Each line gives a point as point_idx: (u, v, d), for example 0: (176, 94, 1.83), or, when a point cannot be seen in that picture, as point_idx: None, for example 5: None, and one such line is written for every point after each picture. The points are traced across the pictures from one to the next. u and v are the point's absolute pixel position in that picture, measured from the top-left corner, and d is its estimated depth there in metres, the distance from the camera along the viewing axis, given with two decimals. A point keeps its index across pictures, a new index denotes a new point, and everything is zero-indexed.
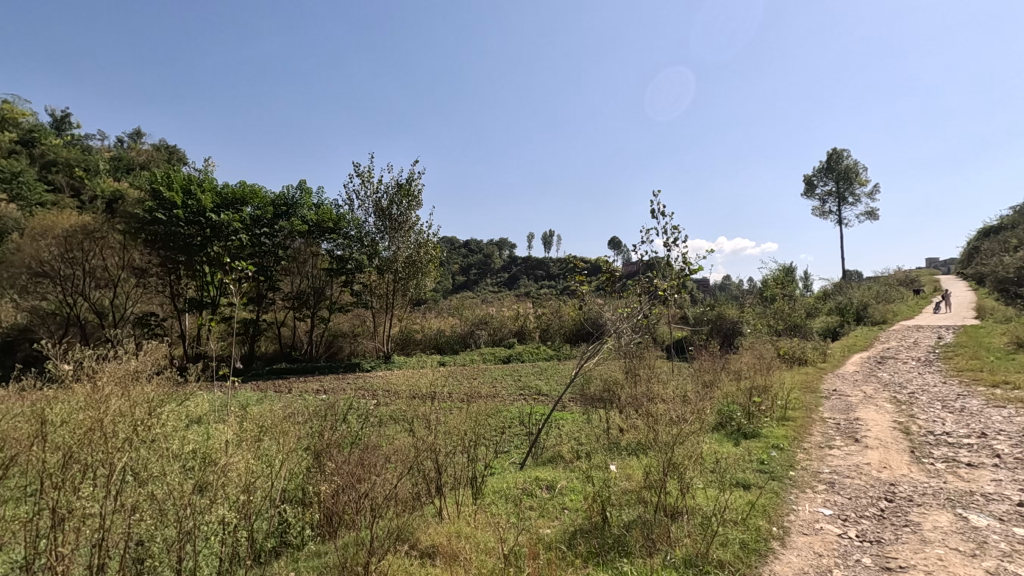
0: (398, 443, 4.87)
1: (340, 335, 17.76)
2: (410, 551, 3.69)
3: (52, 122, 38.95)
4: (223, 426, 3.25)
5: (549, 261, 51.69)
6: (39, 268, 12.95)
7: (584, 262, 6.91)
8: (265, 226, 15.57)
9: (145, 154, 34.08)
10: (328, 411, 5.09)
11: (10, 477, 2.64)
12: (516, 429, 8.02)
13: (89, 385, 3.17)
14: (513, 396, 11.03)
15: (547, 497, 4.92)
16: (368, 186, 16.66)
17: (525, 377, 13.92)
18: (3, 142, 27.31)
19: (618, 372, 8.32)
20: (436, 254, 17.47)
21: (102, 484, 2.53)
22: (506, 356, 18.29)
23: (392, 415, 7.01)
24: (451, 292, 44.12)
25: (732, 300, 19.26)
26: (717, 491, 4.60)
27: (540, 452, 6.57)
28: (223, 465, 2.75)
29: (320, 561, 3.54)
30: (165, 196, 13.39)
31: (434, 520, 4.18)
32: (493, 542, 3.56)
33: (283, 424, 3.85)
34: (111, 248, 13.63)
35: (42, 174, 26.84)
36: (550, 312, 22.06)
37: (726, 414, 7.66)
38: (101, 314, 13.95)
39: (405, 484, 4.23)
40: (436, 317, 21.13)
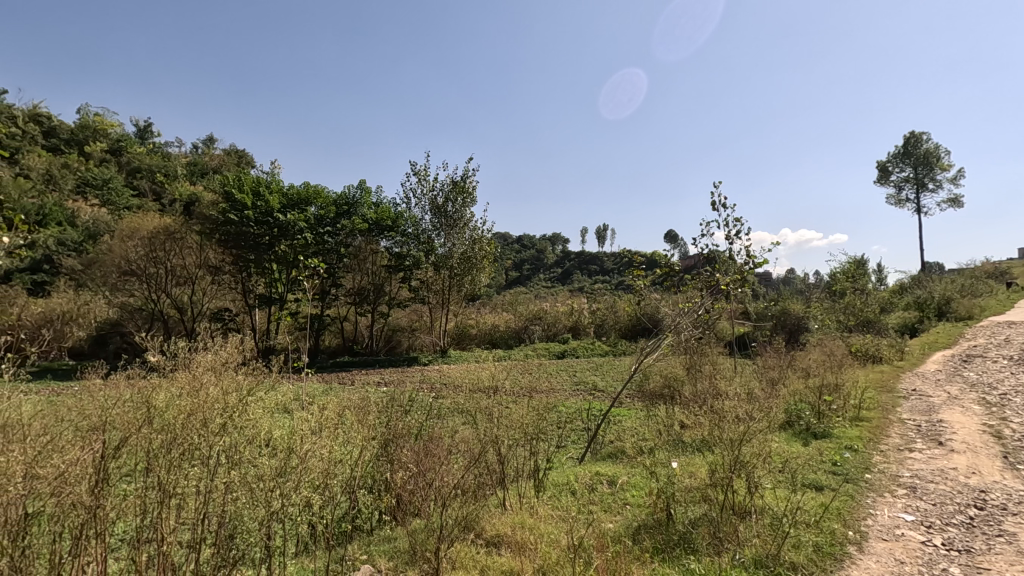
0: (462, 435, 4.98)
1: (399, 330, 18.29)
2: (476, 539, 3.80)
3: (136, 132, 42.01)
4: (305, 414, 3.49)
5: (602, 256, 51.02)
6: (127, 267, 14.08)
7: (642, 256, 6.82)
8: (328, 225, 16.24)
9: (217, 159, 36.24)
10: (393, 401, 5.29)
11: (121, 459, 2.94)
12: (574, 425, 8.01)
13: (188, 376, 3.52)
14: (570, 392, 11.03)
15: (608, 491, 4.92)
16: (424, 184, 17.08)
17: (582, 372, 13.87)
18: (95, 153, 29.79)
19: (678, 368, 8.14)
20: (491, 250, 17.68)
21: (201, 466, 2.76)
22: (560, 351, 18.30)
23: (454, 407, 7.17)
24: (505, 288, 44.50)
25: (798, 294, 18.41)
26: (787, 491, 4.45)
27: (599, 448, 6.60)
28: (305, 451, 2.93)
29: (391, 545, 3.75)
30: (237, 198, 14.26)
31: (498, 510, 4.28)
32: (559, 535, 3.61)
33: (356, 415, 4.02)
34: (189, 248, 14.68)
35: (129, 180, 29.12)
36: (605, 307, 21.82)
37: (793, 412, 7.36)
38: (181, 310, 14.94)
39: (470, 475, 4.34)
40: (491, 312, 21.36)
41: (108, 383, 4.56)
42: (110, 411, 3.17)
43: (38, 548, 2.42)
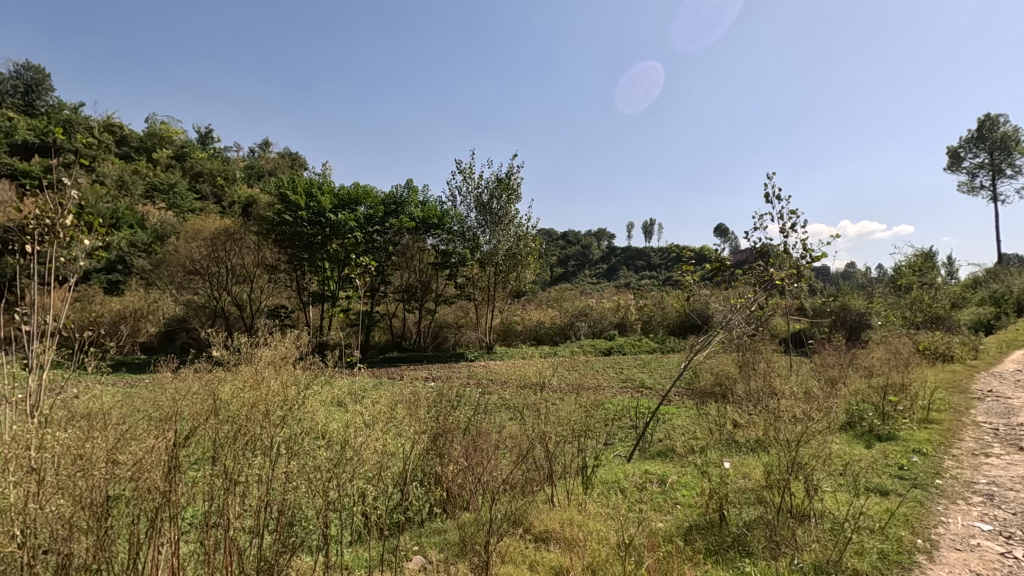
0: (510, 431, 5.01)
1: (445, 326, 18.57)
2: (524, 534, 3.83)
3: (199, 138, 44.31)
4: (358, 407, 3.59)
5: (650, 251, 50.03)
6: (192, 267, 14.88)
7: (691, 251, 6.65)
8: (377, 224, 16.67)
9: (272, 163, 37.81)
10: (441, 396, 5.37)
11: (190, 447, 3.12)
12: (622, 423, 7.91)
13: (251, 371, 3.70)
14: (616, 389, 10.91)
15: (658, 490, 4.84)
16: (470, 182, 17.25)
17: (629, 369, 13.66)
18: (162, 159, 31.57)
19: (730, 366, 7.91)
20: (536, 246, 17.68)
21: (262, 456, 2.89)
22: (607, 348, 18.10)
23: (500, 403, 7.23)
24: (550, 284, 44.39)
25: (859, 289, 17.51)
26: (848, 495, 4.25)
27: (648, 446, 6.51)
28: (360, 444, 3.01)
29: (441, 538, 3.83)
30: (291, 200, 15.00)
31: (546, 506, 4.30)
32: (609, 534, 3.57)
33: (407, 410, 4.11)
34: (248, 248, 15.40)
35: (192, 184, 30.79)
36: (653, 303, 21.43)
37: (855, 413, 7.02)
38: (241, 306, 15.62)
39: (518, 470, 4.36)
40: (536, 308, 21.33)
41: (179, 376, 4.87)
42: (180, 402, 3.37)
43: (117, 529, 2.58)
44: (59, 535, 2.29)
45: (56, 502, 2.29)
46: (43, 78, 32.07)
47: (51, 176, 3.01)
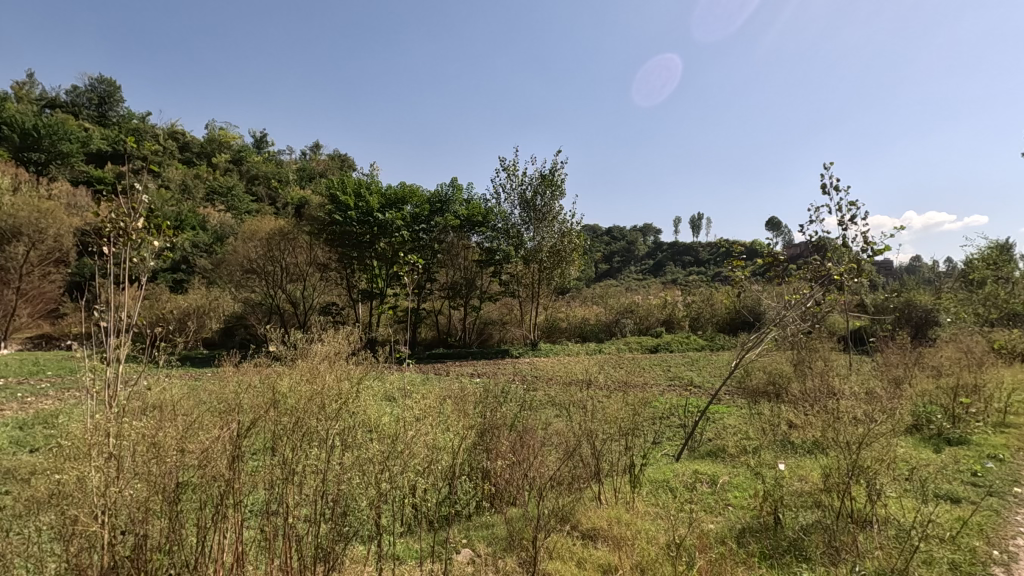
0: (557, 427, 5.02)
1: (490, 323, 18.71)
2: (571, 531, 3.83)
3: (254, 142, 46.25)
4: (409, 402, 3.68)
5: (698, 246, 48.71)
6: (249, 266, 15.58)
7: (742, 246, 6.46)
8: (423, 222, 16.94)
9: (323, 165, 39.05)
10: (488, 392, 5.42)
11: (252, 437, 3.28)
12: (670, 422, 7.76)
13: (306, 366, 3.84)
14: (663, 387, 10.73)
15: (709, 491, 4.74)
16: (513, 179, 17.31)
17: (677, 367, 13.37)
18: (220, 164, 33.11)
19: (784, 364, 7.64)
20: (580, 243, 17.55)
21: (320, 447, 3.01)
22: (654, 345, 17.78)
23: (546, 400, 7.24)
24: (594, 281, 43.99)
25: (926, 284, 16.50)
26: (915, 502, 4.04)
27: (697, 446, 6.39)
28: (411, 438, 3.08)
29: (489, 532, 3.89)
30: (341, 200, 15.58)
31: (594, 504, 4.29)
32: (658, 533, 3.53)
33: (456, 405, 4.18)
34: (301, 248, 16.00)
35: (249, 187, 32.20)
36: (701, 299, 20.91)
37: (922, 415, 6.65)
38: (295, 304, 16.22)
39: (565, 467, 4.36)
40: (581, 305, 21.18)
41: (240, 370, 5.12)
42: (243, 395, 3.55)
43: (187, 514, 2.75)
44: (135, 517, 2.47)
45: (133, 486, 2.47)
46: (113, 89, 34.15)
47: (124, 183, 3.21)
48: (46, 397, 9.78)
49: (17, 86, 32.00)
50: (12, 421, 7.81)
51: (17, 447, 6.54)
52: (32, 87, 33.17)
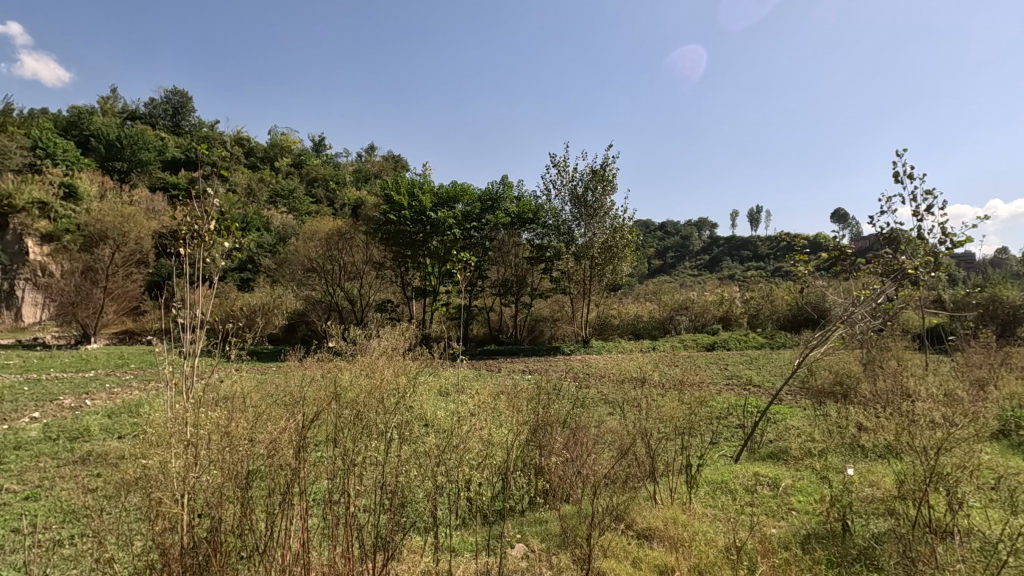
0: (611, 425, 4.97)
1: (541, 320, 18.71)
2: (626, 530, 3.79)
3: (313, 146, 48.07)
4: (464, 399, 3.74)
5: (757, 240, 46.81)
6: (310, 265, 16.27)
7: (805, 239, 6.16)
8: (474, 220, 17.15)
9: (378, 166, 40.14)
10: (540, 388, 5.43)
11: (315, 429, 3.41)
12: (727, 422, 7.53)
13: (365, 362, 3.99)
14: (720, 386, 10.42)
15: (770, 494, 4.58)
16: (564, 175, 17.24)
17: (734, 366, 12.95)
18: (283, 167, 34.59)
19: (852, 364, 7.26)
20: (633, 238, 17.19)
21: (379, 440, 3.10)
22: (710, 343, 17.27)
23: (599, 397, 7.19)
24: (648, 277, 43.08)
25: (1015, 278, 15.20)
26: (1003, 514, 3.73)
27: (756, 447, 6.19)
28: (465, 432, 3.14)
29: (543, 527, 3.93)
30: (395, 200, 16.05)
31: (650, 504, 4.24)
32: (718, 535, 3.43)
33: (510, 402, 4.22)
34: (358, 247, 16.57)
35: (309, 189, 33.53)
36: (761, 296, 20.11)
37: (1009, 421, 6.14)
38: (352, 301, 16.79)
39: (619, 465, 4.31)
40: (634, 302, 20.82)
41: (303, 364, 5.37)
42: (308, 389, 3.72)
43: (257, 500, 2.91)
44: (211, 502, 2.63)
45: (209, 473, 2.64)
46: (185, 99, 36.27)
47: (198, 188, 3.41)
48: (131, 388, 10.57)
49: (102, 100, 34.57)
50: (101, 409, 8.47)
51: (105, 434, 7.11)
52: (115, 100, 35.74)
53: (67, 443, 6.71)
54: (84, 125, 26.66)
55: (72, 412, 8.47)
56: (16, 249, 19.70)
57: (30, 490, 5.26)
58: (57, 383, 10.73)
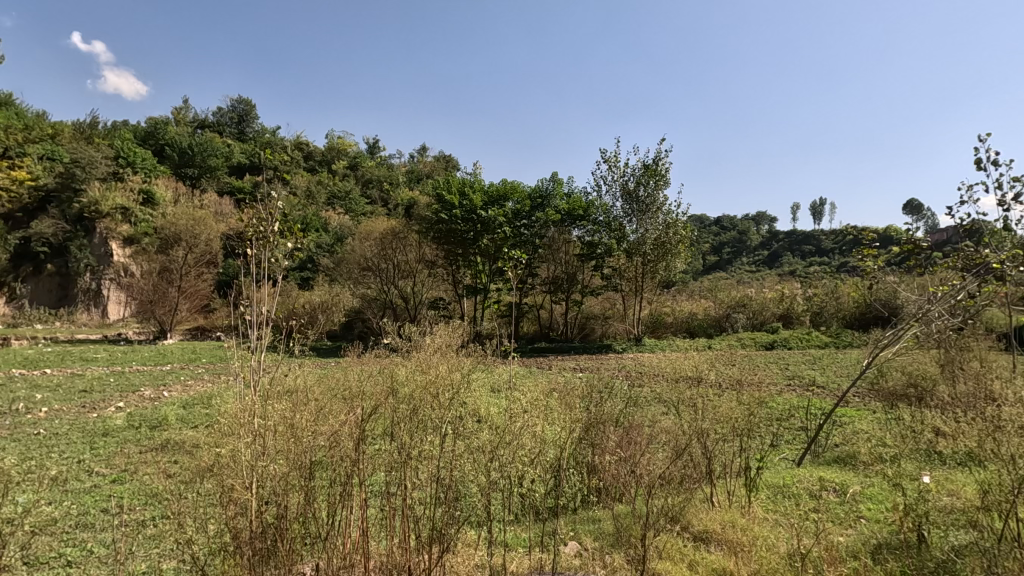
0: (666, 425, 4.87)
1: (592, 318, 18.55)
2: (682, 532, 3.73)
3: (368, 148, 49.48)
4: (517, 396, 3.78)
5: (820, 234, 44.51)
6: (366, 264, 16.79)
7: (874, 232, 5.81)
8: (524, 218, 17.22)
9: (429, 166, 40.90)
10: (592, 386, 5.39)
11: (373, 422, 3.52)
12: (789, 424, 7.22)
13: (421, 358, 4.09)
14: (781, 386, 10.01)
15: (837, 500, 4.38)
16: (615, 170, 16.99)
17: (796, 365, 12.40)
18: (339, 170, 35.81)
19: (928, 365, 6.81)
20: (687, 233, 16.72)
21: (435, 435, 3.18)
22: (769, 342, 16.60)
23: (652, 396, 7.08)
24: (702, 274, 41.88)
25: None
26: None
27: (821, 451, 5.93)
28: (519, 428, 3.16)
29: (596, 526, 3.92)
30: (447, 199, 16.32)
31: (707, 506, 4.13)
32: (779, 541, 3.32)
33: (563, 400, 4.22)
34: (411, 246, 16.97)
35: (364, 190, 34.57)
36: (825, 292, 19.14)
37: None
38: (406, 299, 17.20)
39: (674, 465, 4.22)
40: (688, 299, 20.28)
41: (362, 360, 5.57)
42: (367, 383, 3.85)
43: (320, 490, 3.04)
44: (277, 490, 2.77)
45: (276, 462, 2.79)
46: (249, 107, 38.11)
47: (263, 192, 3.59)
48: (203, 380, 11.25)
49: (176, 110, 36.84)
50: (177, 400, 9.05)
51: (181, 423, 7.59)
52: (187, 110, 38.01)
53: (149, 431, 7.21)
54: (160, 135, 28.50)
55: (151, 402, 9.11)
56: (102, 251, 21.30)
57: (118, 473, 5.71)
58: (139, 375, 11.55)
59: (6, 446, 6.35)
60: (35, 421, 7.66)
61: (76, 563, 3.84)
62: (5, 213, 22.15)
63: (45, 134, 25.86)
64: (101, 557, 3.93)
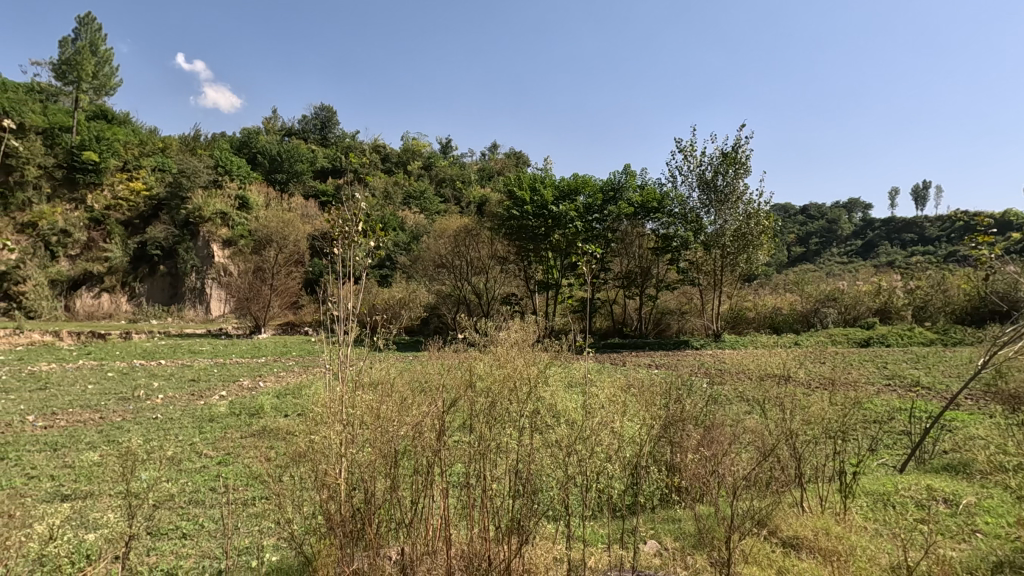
0: (751, 424, 4.65)
1: (667, 313, 18.05)
2: (770, 537, 3.58)
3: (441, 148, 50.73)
4: (595, 393, 3.76)
5: (924, 221, 40.59)
6: (440, 261, 17.28)
7: (991, 218, 5.22)
8: (596, 212, 17.00)
9: (500, 163, 41.32)
10: (671, 383, 5.25)
11: (453, 415, 3.62)
12: (890, 427, 6.71)
13: (500, 352, 4.16)
14: (878, 385, 9.29)
15: (949, 512, 4.00)
16: (691, 160, 16.39)
17: (895, 364, 11.43)
18: (414, 170, 36.97)
19: None
20: (770, 224, 15.76)
21: (515, 429, 3.24)
22: (864, 338, 15.41)
23: (735, 394, 6.80)
24: (786, 266, 39.57)
25: None
26: None
27: (926, 457, 5.46)
28: (596, 424, 3.15)
29: (677, 527, 3.86)
30: (518, 196, 16.48)
31: (797, 512, 3.93)
32: (878, 552, 3.09)
33: (641, 398, 4.15)
34: (484, 243, 17.29)
35: (437, 189, 35.49)
36: (929, 285, 17.47)
37: None
38: (479, 295, 17.49)
39: (759, 466, 4.04)
40: (772, 293, 19.21)
41: (440, 354, 5.75)
42: (448, 376, 3.97)
43: (405, 480, 3.18)
44: (364, 477, 2.93)
45: (364, 451, 2.95)
46: (331, 114, 40.11)
47: (345, 194, 3.78)
48: (294, 373, 12.03)
49: (266, 120, 39.51)
50: (272, 390, 9.75)
51: (276, 411, 8.18)
52: (276, 120, 40.64)
53: (248, 418, 7.82)
54: (253, 144, 30.62)
55: (250, 392, 9.86)
56: (205, 253, 23.27)
57: (222, 456, 6.24)
58: (238, 367, 12.52)
59: (131, 428, 7.12)
60: (153, 407, 8.54)
61: (190, 536, 4.24)
62: (125, 220, 24.75)
63: (156, 147, 28.58)
64: (211, 531, 4.32)
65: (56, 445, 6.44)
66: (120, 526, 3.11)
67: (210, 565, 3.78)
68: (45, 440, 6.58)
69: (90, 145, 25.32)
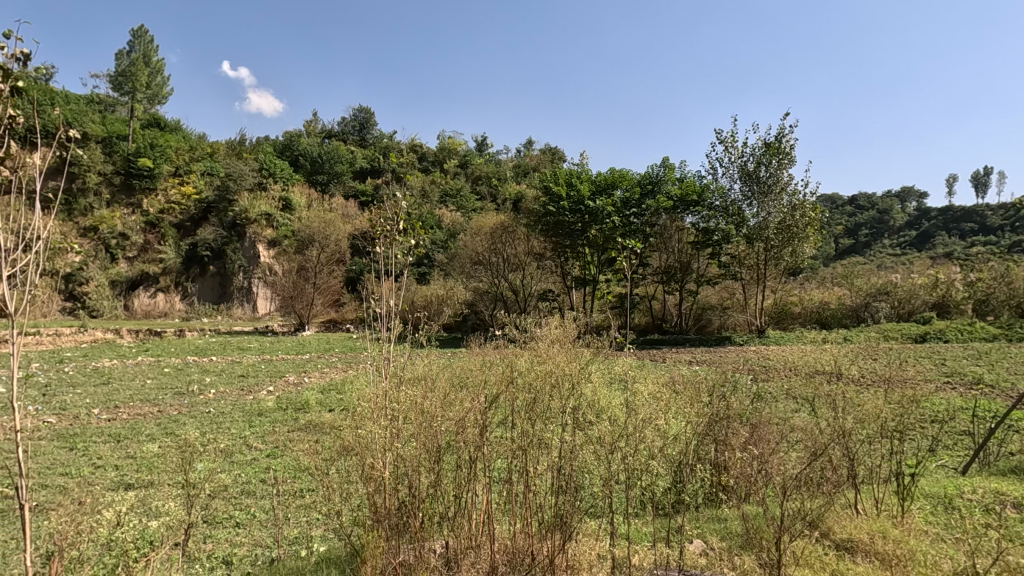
0: (801, 423, 4.50)
1: (709, 309, 17.63)
2: (822, 539, 3.47)
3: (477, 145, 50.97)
4: (637, 389, 3.71)
5: (986, 209, 38.25)
6: (477, 258, 17.42)
7: None
8: (634, 207, 16.78)
9: (535, 159, 41.19)
10: (715, 379, 5.13)
11: (495, 411, 3.64)
12: (950, 427, 6.36)
13: (540, 349, 4.16)
14: (935, 383, 8.83)
15: (1017, 517, 3.77)
16: (732, 151, 15.95)
17: (954, 361, 10.84)
18: (450, 168, 37.27)
19: None
20: (817, 216, 15.15)
21: (556, 425, 3.23)
22: (919, 334, 14.67)
23: (782, 392, 6.60)
24: (834, 259, 38.05)
25: None
26: None
27: (991, 459, 5.15)
28: (639, 420, 3.11)
29: (723, 526, 3.78)
30: (554, 191, 16.44)
31: (850, 513, 3.79)
32: (939, 557, 2.95)
33: (685, 395, 4.08)
34: (520, 239, 17.32)
35: (473, 187, 35.68)
36: (991, 276, 16.47)
37: None
38: (516, 292, 17.53)
39: (810, 465, 3.91)
40: (819, 287, 18.52)
41: (478, 350, 5.78)
42: (488, 372, 4.00)
43: (448, 474, 3.22)
44: (409, 471, 2.99)
45: (408, 446, 3.01)
46: (369, 115, 40.85)
47: (385, 194, 3.84)
48: (337, 369, 12.34)
49: (307, 123, 40.57)
50: (317, 386, 10.03)
51: (320, 406, 8.41)
52: (316, 122, 41.69)
53: (294, 413, 8.07)
54: (295, 147, 31.49)
55: (295, 387, 10.18)
56: (252, 253, 24.13)
57: (271, 449, 6.47)
58: (283, 363, 12.95)
59: (187, 422, 7.47)
60: (206, 401, 8.92)
61: (244, 525, 4.41)
62: (178, 222, 25.90)
63: (205, 152, 29.75)
64: (263, 520, 4.48)
65: (119, 437, 6.82)
66: (180, 514, 3.28)
67: (261, 553, 3.93)
68: (108, 431, 6.98)
69: (145, 151, 26.60)
